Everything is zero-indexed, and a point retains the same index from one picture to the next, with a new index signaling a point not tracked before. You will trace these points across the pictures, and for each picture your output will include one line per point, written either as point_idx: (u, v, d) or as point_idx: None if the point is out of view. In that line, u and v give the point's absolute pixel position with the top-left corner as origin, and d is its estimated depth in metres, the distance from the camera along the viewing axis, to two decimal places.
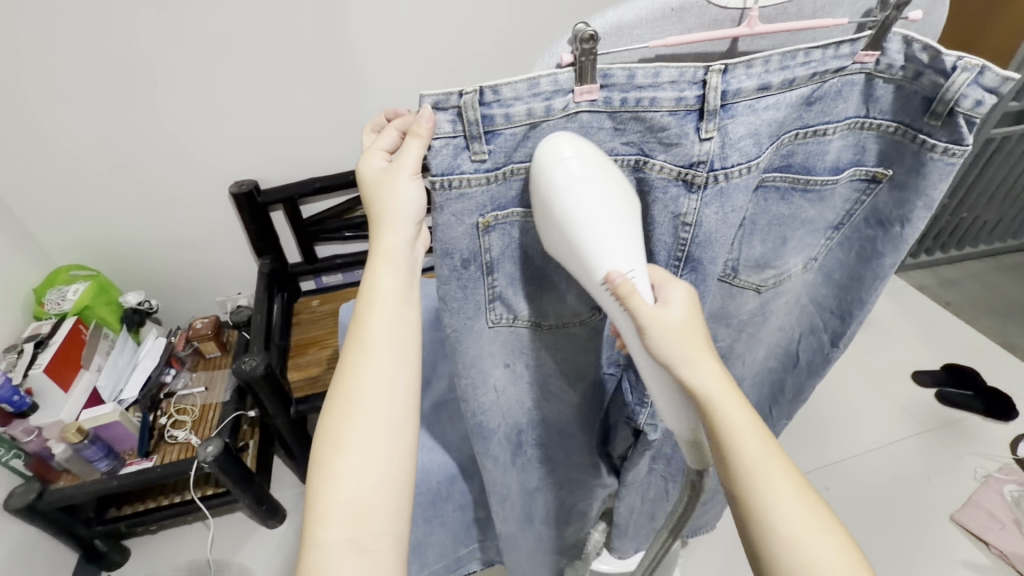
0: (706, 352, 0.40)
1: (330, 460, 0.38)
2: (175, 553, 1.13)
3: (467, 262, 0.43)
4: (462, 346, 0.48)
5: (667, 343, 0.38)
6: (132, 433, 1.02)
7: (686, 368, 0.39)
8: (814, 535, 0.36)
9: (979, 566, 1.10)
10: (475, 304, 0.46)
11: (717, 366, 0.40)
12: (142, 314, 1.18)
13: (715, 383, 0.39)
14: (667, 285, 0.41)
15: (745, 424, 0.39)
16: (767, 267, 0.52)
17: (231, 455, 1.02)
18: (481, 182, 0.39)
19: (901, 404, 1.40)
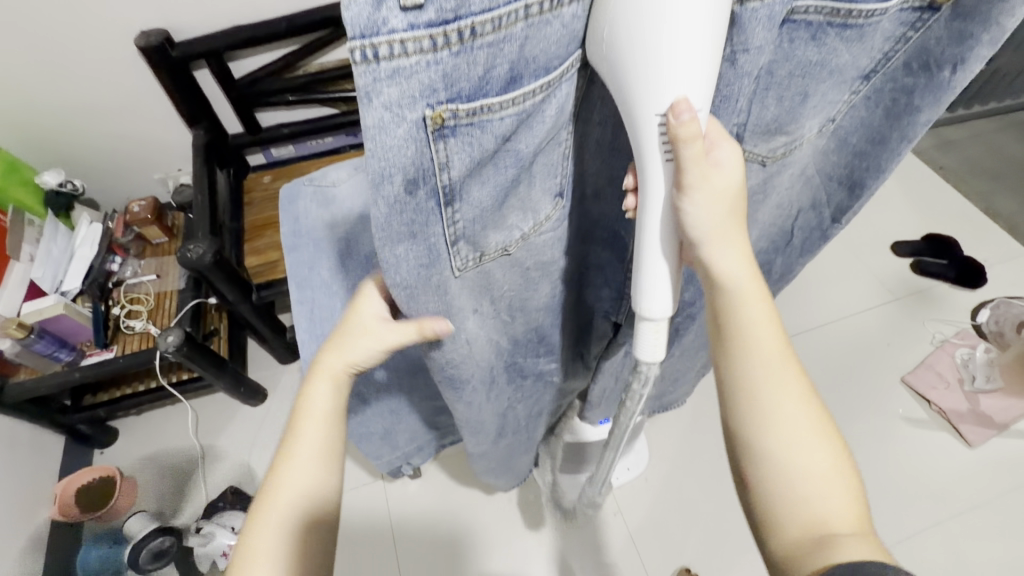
0: (737, 228, 0.40)
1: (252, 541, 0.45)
2: (162, 432, 1.16)
3: (414, 184, 0.31)
4: (425, 283, 0.39)
5: (699, 210, 0.37)
6: (85, 326, 0.97)
7: (713, 243, 0.39)
8: (805, 440, 0.39)
9: (917, 419, 1.19)
10: (435, 238, 0.36)
11: (742, 246, 0.40)
12: (67, 198, 1.05)
13: (730, 269, 0.40)
14: (718, 141, 0.37)
15: (758, 309, 0.41)
16: (775, 137, 0.43)
17: (197, 343, 0.99)
18: (420, 56, 0.26)
19: (875, 274, 1.40)
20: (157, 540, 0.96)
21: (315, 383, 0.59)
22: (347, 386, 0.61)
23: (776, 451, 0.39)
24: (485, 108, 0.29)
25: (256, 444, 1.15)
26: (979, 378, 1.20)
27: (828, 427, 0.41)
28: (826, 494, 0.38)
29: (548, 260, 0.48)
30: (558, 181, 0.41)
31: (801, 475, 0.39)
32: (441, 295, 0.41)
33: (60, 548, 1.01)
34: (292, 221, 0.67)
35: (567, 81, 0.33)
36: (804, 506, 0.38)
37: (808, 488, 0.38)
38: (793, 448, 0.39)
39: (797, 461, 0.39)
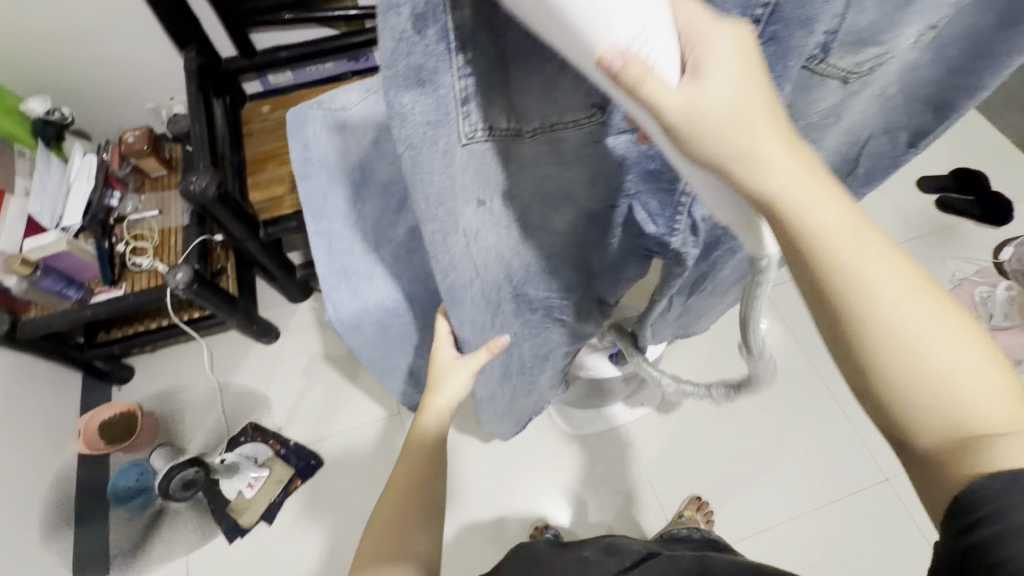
0: (768, 120, 0.30)
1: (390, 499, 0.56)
2: (178, 369, 1.16)
3: (423, 23, 0.28)
4: (426, 151, 0.33)
5: (698, 115, 0.28)
6: (91, 262, 0.94)
7: (741, 146, 0.29)
8: (931, 336, 0.29)
9: None
10: (446, 98, 0.31)
11: (787, 146, 0.30)
12: (57, 127, 0.98)
13: (759, 141, 0.30)
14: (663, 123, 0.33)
15: (822, 208, 0.30)
16: (865, 49, 0.38)
17: (207, 281, 0.97)
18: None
19: (898, 212, 1.36)
20: (185, 470, 0.97)
21: (335, 319, 0.57)
22: (370, 321, 0.58)
23: (905, 345, 0.29)
24: None
25: (272, 381, 1.16)
26: (997, 316, 1.19)
27: (957, 311, 0.30)
28: (977, 391, 0.28)
29: (575, 175, 0.43)
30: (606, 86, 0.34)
31: (949, 373, 0.29)
32: (446, 169, 0.35)
33: (89, 478, 1.04)
34: (302, 146, 0.64)
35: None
36: (958, 409, 0.28)
37: (959, 388, 0.28)
38: (924, 342, 0.29)
39: (930, 356, 0.29)
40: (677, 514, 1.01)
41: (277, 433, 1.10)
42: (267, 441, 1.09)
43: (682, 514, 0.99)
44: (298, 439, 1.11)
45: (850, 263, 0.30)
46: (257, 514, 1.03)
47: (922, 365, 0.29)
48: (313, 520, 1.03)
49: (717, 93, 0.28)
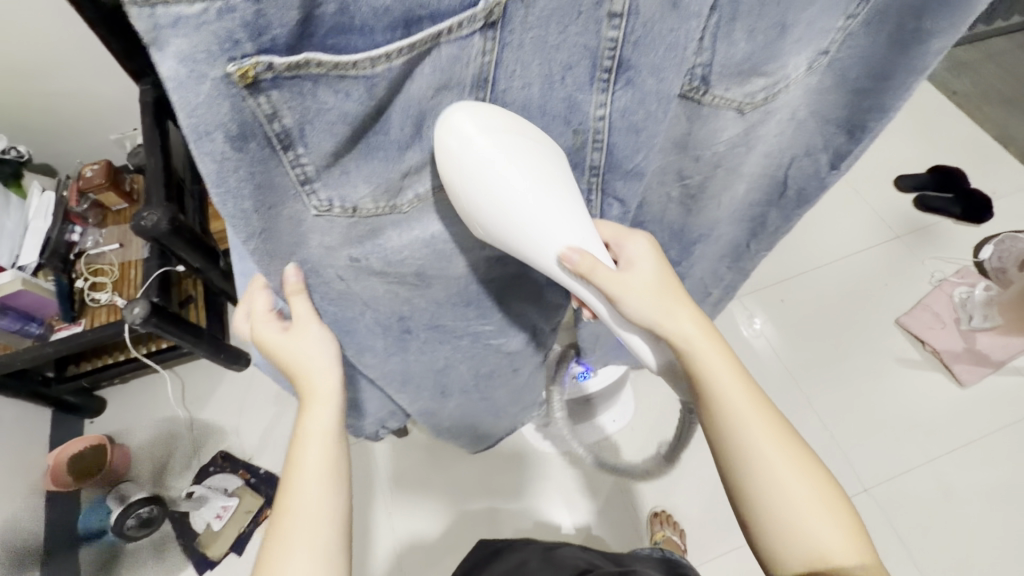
0: (681, 304, 0.47)
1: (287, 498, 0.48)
2: (149, 400, 1.16)
3: (243, 140, 0.30)
4: (283, 230, 0.36)
5: (637, 305, 0.45)
6: (49, 299, 0.93)
7: (665, 326, 0.46)
8: (814, 512, 0.44)
9: (911, 361, 1.17)
10: (286, 189, 0.34)
11: (698, 322, 0.47)
12: (14, 165, 0.99)
13: (703, 351, 0.47)
14: (627, 243, 0.47)
15: (737, 393, 0.47)
16: (751, 76, 0.40)
17: (167, 313, 0.96)
18: (205, 3, 0.24)
19: (876, 212, 1.34)
20: (142, 508, 0.96)
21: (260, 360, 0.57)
22: None
23: (777, 502, 0.45)
24: (314, 61, 0.28)
25: (243, 409, 1.15)
26: (977, 317, 1.16)
27: (831, 489, 0.46)
28: (821, 533, 0.44)
29: (465, 228, 0.46)
30: None
31: (807, 520, 0.44)
32: (298, 233, 0.38)
33: (56, 514, 1.03)
34: None
35: (478, 34, 0.31)
36: (807, 546, 0.44)
37: (809, 530, 0.44)
38: (793, 501, 0.45)
39: (790, 509, 0.45)
40: (650, 534, 0.99)
41: (247, 462, 1.10)
42: (237, 471, 1.09)
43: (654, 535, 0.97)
44: (268, 467, 1.10)
45: (746, 447, 0.46)
46: (227, 545, 1.02)
47: (789, 509, 0.45)
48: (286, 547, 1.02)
49: (641, 277, 0.46)
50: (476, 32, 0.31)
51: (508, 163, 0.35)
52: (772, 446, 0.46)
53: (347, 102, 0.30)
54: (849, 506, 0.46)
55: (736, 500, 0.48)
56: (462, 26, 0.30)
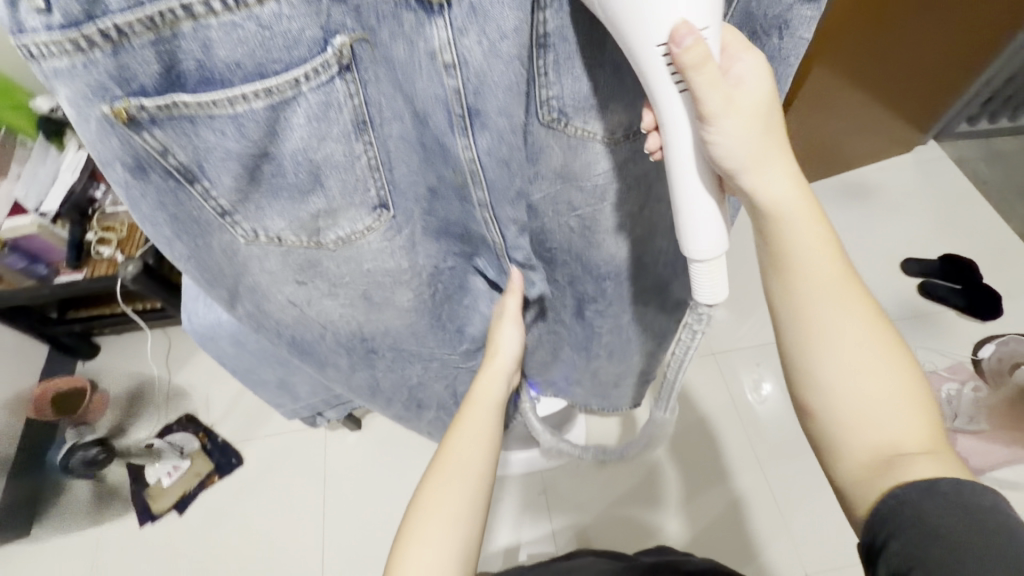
0: (779, 152, 0.40)
1: (443, 460, 0.55)
2: (138, 353, 1.25)
3: (144, 167, 0.34)
4: (218, 253, 0.41)
5: (733, 132, 0.36)
6: (58, 246, 1.04)
7: (752, 169, 0.39)
8: (883, 385, 0.41)
9: None
10: (204, 216, 0.38)
11: (788, 171, 0.41)
12: (58, 124, 1.08)
13: (793, 209, 0.41)
14: (734, 53, 0.37)
15: (818, 258, 0.43)
16: (611, 112, 0.42)
17: (156, 275, 1.03)
18: (72, 57, 0.27)
19: (874, 289, 1.31)
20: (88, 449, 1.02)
21: (190, 328, 0.61)
22: (223, 335, 0.61)
23: (833, 388, 0.42)
24: (188, 103, 0.31)
25: (216, 378, 1.22)
26: (961, 418, 1.10)
27: (912, 375, 0.42)
28: (892, 422, 0.41)
29: (395, 267, 0.48)
30: (371, 191, 0.41)
31: (857, 412, 0.42)
32: (233, 257, 0.42)
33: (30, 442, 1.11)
34: None
35: (337, 79, 0.34)
36: (868, 436, 0.41)
37: (879, 423, 0.41)
38: (853, 390, 0.42)
39: (853, 391, 0.42)
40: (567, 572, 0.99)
41: (208, 426, 1.16)
42: (197, 433, 1.15)
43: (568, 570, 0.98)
44: (226, 436, 1.15)
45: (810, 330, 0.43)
46: (170, 502, 1.08)
47: (847, 395, 0.42)
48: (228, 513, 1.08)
49: (749, 96, 0.37)
50: (335, 78, 0.34)
51: None
52: (834, 327, 0.42)
53: (233, 142, 0.33)
54: (930, 397, 0.43)
55: (795, 389, 0.45)
56: (318, 73, 0.33)
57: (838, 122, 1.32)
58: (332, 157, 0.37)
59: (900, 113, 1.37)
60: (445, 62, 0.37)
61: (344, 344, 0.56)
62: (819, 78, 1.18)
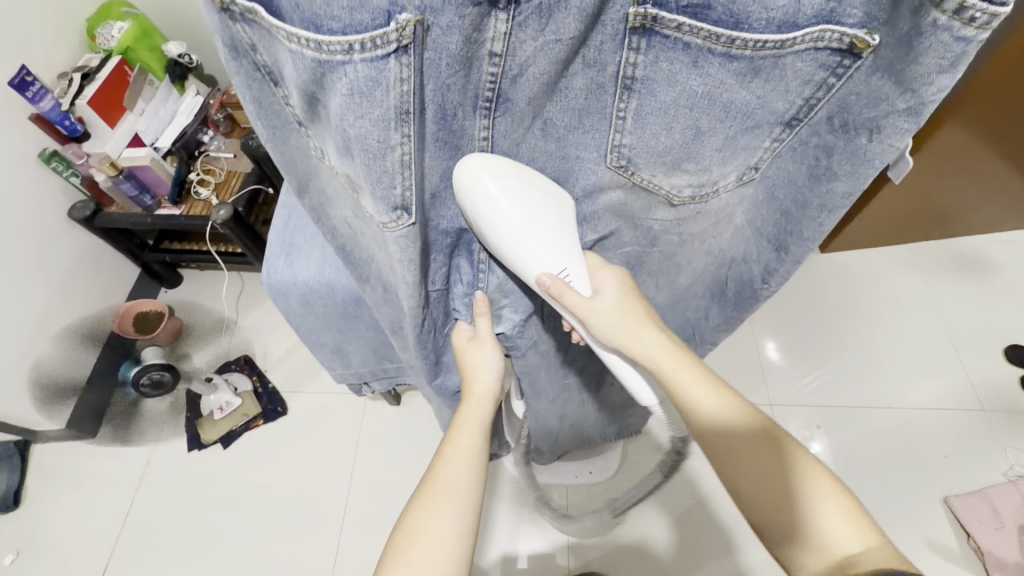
0: (647, 326, 0.51)
1: (438, 470, 0.53)
2: (213, 290, 1.34)
3: (235, 54, 0.34)
4: (292, 151, 0.42)
5: (604, 329, 0.50)
6: (165, 181, 1.12)
7: (628, 343, 0.51)
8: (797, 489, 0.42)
9: (945, 551, 1.00)
10: (283, 114, 0.39)
11: (658, 338, 0.51)
12: (183, 69, 1.17)
13: (671, 365, 0.49)
14: (597, 275, 0.53)
15: (691, 380, 0.49)
16: (678, 173, 0.47)
17: (243, 222, 1.10)
18: None
19: (967, 371, 1.19)
20: (155, 371, 1.08)
21: (266, 282, 0.63)
22: (295, 293, 0.63)
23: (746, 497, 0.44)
24: (262, 14, 0.30)
25: (277, 328, 1.28)
26: None
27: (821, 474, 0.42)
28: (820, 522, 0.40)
29: (445, 239, 0.49)
30: (398, 189, 0.37)
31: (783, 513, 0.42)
32: (308, 162, 0.43)
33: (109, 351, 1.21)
34: None
35: (393, 57, 0.30)
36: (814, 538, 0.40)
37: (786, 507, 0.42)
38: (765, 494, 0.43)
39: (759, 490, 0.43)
40: None
41: (262, 371, 1.23)
42: (251, 376, 1.21)
43: None
44: (276, 384, 1.22)
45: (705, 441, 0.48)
46: (217, 434, 1.15)
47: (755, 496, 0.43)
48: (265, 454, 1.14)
49: (608, 303, 0.51)
50: (391, 56, 0.30)
51: (504, 194, 0.42)
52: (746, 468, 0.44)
53: (295, 72, 0.32)
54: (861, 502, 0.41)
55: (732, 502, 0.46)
56: (376, 45, 0.29)
57: (960, 185, 1.20)
58: (363, 137, 0.34)
59: None
60: (493, 55, 0.35)
61: (387, 313, 0.56)
62: (947, 134, 1.08)
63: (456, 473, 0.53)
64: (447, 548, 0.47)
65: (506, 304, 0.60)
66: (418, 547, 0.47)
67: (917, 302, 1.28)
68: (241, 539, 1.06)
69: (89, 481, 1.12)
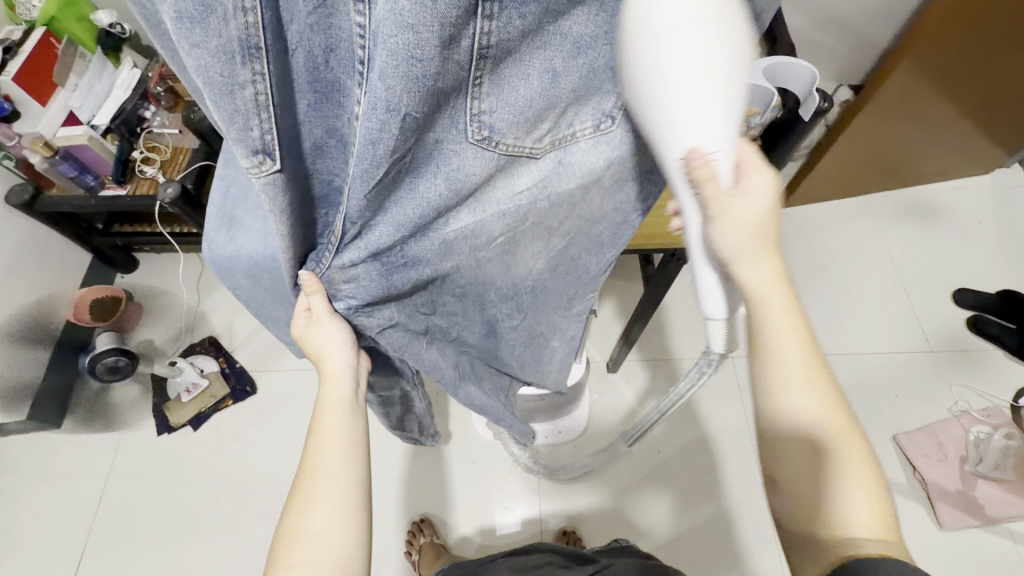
0: (770, 253, 0.43)
1: (310, 467, 0.50)
2: (172, 272, 1.30)
3: None
4: (194, 79, 0.41)
5: (730, 235, 0.42)
6: (106, 160, 1.07)
7: (742, 265, 0.43)
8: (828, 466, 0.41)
9: (892, 484, 1.06)
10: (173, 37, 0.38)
11: (774, 268, 0.43)
12: (116, 39, 1.11)
13: (775, 302, 0.43)
14: (750, 170, 0.42)
15: (786, 334, 0.43)
16: (541, 129, 0.44)
17: (194, 200, 1.06)
18: None
19: (917, 316, 1.24)
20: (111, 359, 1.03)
21: (209, 258, 0.62)
22: (240, 267, 0.62)
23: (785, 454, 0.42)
24: None
25: (241, 309, 1.26)
26: (985, 463, 1.04)
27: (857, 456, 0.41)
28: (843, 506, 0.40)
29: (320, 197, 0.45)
30: (254, 130, 0.35)
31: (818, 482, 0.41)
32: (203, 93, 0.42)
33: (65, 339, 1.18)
34: None
35: None
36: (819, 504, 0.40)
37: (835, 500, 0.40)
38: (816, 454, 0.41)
39: (814, 456, 0.41)
40: None
41: (229, 352, 1.22)
42: (217, 357, 1.20)
43: None
44: (244, 364, 1.21)
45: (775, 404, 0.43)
46: (186, 417, 1.15)
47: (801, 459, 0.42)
48: (235, 435, 1.14)
49: (753, 210, 0.42)
50: None
51: (695, 41, 0.34)
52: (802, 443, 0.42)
53: None
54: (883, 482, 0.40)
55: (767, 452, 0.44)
56: None
57: (913, 131, 1.21)
58: (205, 69, 0.32)
59: (988, 136, 1.25)
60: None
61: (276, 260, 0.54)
62: (898, 80, 1.08)
63: (331, 461, 0.50)
64: (332, 538, 0.46)
65: (352, 290, 0.50)
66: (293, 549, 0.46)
67: (873, 252, 1.32)
68: (218, 517, 1.07)
69: (58, 470, 1.11)
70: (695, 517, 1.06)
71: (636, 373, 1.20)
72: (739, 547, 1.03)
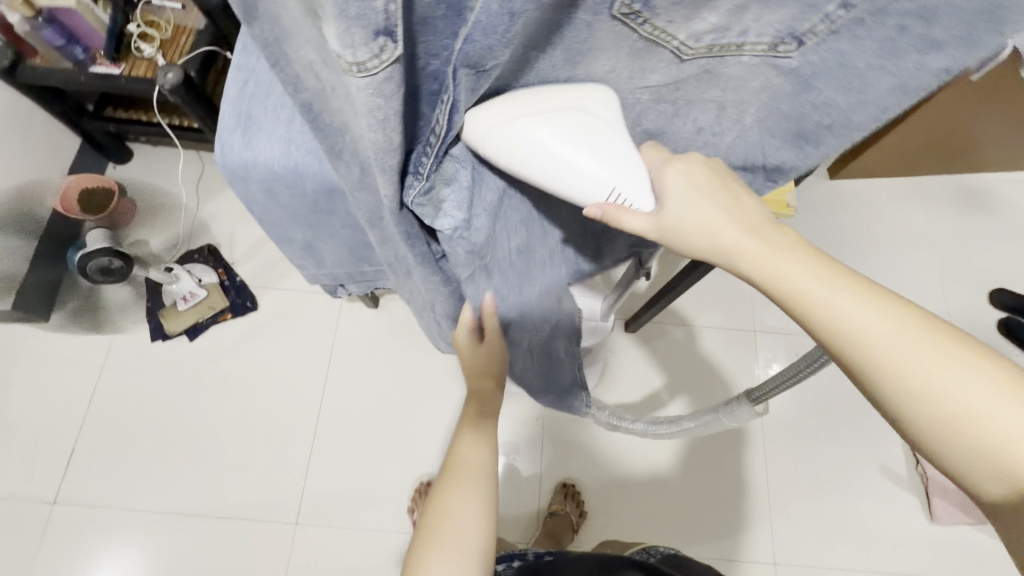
0: (735, 221, 0.40)
1: (457, 462, 0.54)
2: (170, 170, 1.20)
3: None
4: None
5: (684, 241, 0.41)
6: (97, 31, 0.93)
7: (719, 247, 0.41)
8: (988, 404, 0.33)
9: (893, 474, 1.05)
10: None
11: (754, 232, 0.40)
12: None
13: (781, 271, 0.39)
14: (664, 172, 0.41)
15: (810, 285, 0.38)
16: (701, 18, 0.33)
17: (196, 91, 0.94)
18: None
19: (950, 310, 1.19)
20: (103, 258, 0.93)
21: (221, 163, 0.53)
22: (256, 178, 0.54)
23: (942, 403, 0.34)
24: None
25: (243, 219, 1.18)
26: None
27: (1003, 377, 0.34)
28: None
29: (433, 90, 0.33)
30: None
31: (979, 421, 0.33)
32: None
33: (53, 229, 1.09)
34: None
35: None
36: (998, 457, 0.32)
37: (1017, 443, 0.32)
38: (957, 397, 0.34)
39: (963, 408, 0.33)
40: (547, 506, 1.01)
41: (229, 264, 1.14)
42: (216, 269, 1.13)
43: (552, 509, 1.00)
44: (244, 278, 1.14)
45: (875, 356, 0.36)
46: (182, 326, 1.09)
47: (963, 406, 0.33)
48: (231, 349, 1.10)
49: (693, 208, 0.40)
50: None
51: (535, 123, 0.37)
52: (957, 381, 0.34)
53: None
54: None
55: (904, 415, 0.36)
56: None
57: (999, 112, 1.10)
58: None
59: None
60: None
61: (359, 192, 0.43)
62: None
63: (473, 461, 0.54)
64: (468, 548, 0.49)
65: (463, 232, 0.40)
66: (439, 546, 0.49)
67: (918, 239, 1.25)
68: (212, 430, 1.05)
69: (46, 366, 1.06)
70: (693, 484, 1.05)
71: (653, 335, 1.15)
72: (732, 519, 1.03)
